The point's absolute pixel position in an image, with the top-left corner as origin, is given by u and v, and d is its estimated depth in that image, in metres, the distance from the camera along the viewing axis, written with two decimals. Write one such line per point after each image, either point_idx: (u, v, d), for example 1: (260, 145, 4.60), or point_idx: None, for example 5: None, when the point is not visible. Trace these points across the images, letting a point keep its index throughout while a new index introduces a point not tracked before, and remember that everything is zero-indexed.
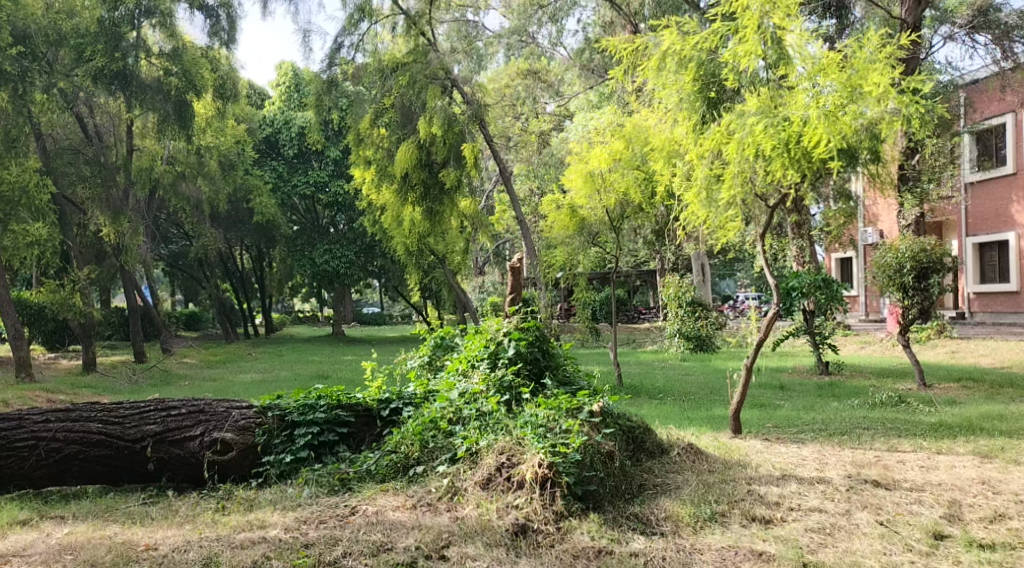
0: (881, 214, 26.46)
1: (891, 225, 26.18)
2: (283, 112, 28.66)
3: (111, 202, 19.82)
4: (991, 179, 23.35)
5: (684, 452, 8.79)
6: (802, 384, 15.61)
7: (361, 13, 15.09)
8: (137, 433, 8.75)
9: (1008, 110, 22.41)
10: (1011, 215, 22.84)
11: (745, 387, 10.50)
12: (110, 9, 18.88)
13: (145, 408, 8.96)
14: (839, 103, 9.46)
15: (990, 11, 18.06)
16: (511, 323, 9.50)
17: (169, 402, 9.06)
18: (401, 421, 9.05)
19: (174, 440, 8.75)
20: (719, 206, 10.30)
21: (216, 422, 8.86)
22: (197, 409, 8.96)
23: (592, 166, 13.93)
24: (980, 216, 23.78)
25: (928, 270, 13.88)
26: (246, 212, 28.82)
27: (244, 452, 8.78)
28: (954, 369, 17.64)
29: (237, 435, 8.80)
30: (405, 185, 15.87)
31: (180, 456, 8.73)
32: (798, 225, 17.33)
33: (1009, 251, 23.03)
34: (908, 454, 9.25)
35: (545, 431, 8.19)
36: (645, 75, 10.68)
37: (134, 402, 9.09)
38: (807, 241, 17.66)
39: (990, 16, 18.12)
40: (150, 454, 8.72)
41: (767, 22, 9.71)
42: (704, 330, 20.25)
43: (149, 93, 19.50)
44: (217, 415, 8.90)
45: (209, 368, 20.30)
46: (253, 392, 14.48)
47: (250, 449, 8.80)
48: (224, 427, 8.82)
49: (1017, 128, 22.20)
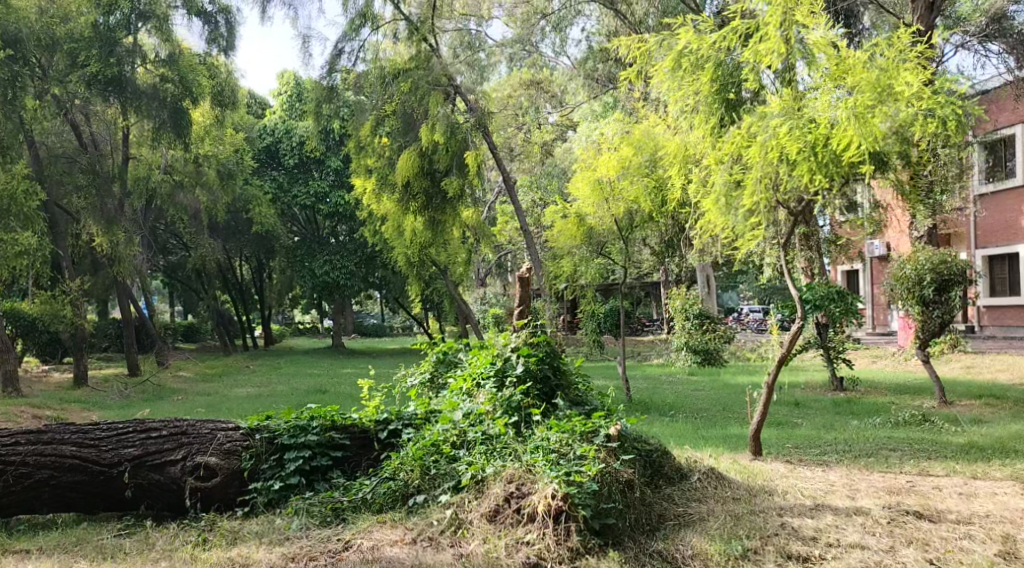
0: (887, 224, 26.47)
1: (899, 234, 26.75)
2: (284, 122, 28.14)
3: (105, 211, 19.09)
4: (1001, 191, 22.80)
5: (705, 478, 8.22)
6: (818, 401, 15.08)
7: (363, 18, 14.55)
8: (114, 457, 8.18)
9: (1019, 121, 21.84)
10: (1020, 228, 22.32)
11: (766, 405, 9.87)
12: (106, 13, 18.34)
13: (123, 430, 8.39)
14: (869, 103, 8.87)
15: (1004, 18, 17.54)
16: (519, 338, 8.92)
17: (150, 423, 8.50)
18: (400, 445, 8.46)
19: (154, 465, 8.19)
20: (738, 214, 9.71)
21: (199, 445, 8.30)
22: (180, 431, 8.40)
23: (600, 174, 13.35)
24: (989, 228, 23.23)
25: (948, 284, 13.25)
26: (245, 222, 28.35)
27: (229, 478, 8.21)
28: (972, 384, 17.10)
29: (222, 460, 8.23)
30: (407, 196, 15.43)
31: (159, 482, 8.17)
32: (807, 236, 16.84)
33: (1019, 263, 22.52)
34: (943, 480, 8.69)
35: (557, 457, 7.60)
36: (658, 77, 10.14)
37: (112, 423, 8.52)
38: (816, 254, 17.19)
39: (1004, 24, 17.60)
40: (127, 480, 8.15)
41: (790, 19, 9.23)
42: (712, 343, 19.61)
43: (145, 99, 18.94)
44: (201, 437, 8.34)
45: (206, 381, 19.71)
46: (247, 408, 13.92)
47: (235, 475, 8.24)
48: (208, 450, 8.26)
49: None
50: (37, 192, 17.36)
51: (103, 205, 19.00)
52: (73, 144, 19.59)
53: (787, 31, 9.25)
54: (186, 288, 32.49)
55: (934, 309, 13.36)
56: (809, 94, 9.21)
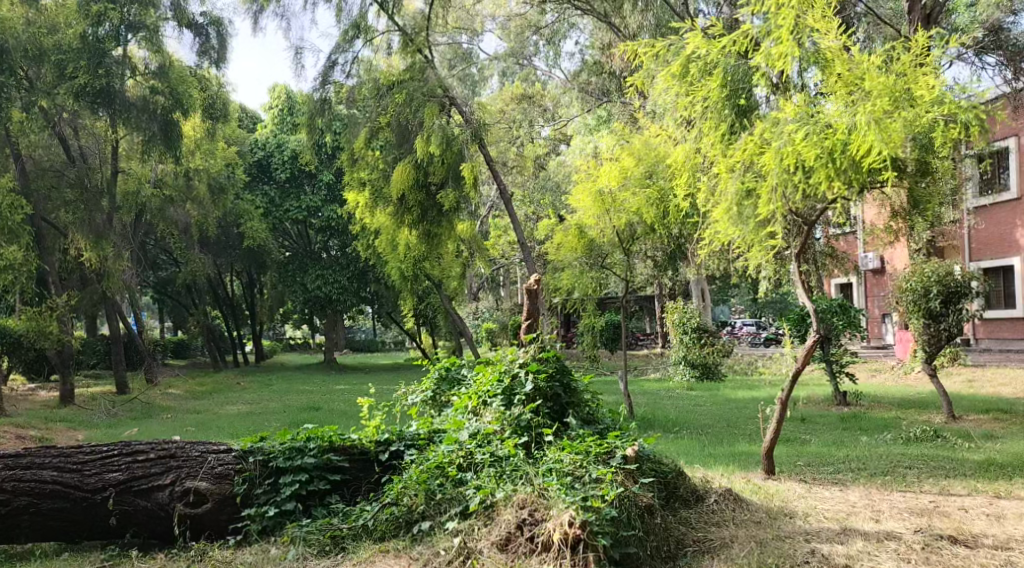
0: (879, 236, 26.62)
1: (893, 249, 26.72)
2: (276, 136, 27.90)
3: (94, 225, 18.61)
4: (993, 205, 22.61)
5: (722, 500, 7.90)
6: (824, 416, 14.70)
7: (356, 29, 14.24)
8: (98, 482, 7.78)
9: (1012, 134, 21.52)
10: (1018, 240, 22.02)
11: (780, 422, 9.50)
12: (94, 24, 17.78)
13: (108, 453, 8.00)
14: (888, 109, 8.53)
15: (1000, 30, 17.38)
16: (527, 353, 8.55)
17: (136, 445, 8.11)
18: (402, 467, 8.08)
19: (141, 491, 7.80)
20: (750, 224, 9.39)
21: (189, 469, 7.92)
22: (168, 454, 8.01)
23: (602, 183, 12.85)
24: (983, 240, 23.01)
25: (955, 296, 12.91)
26: (235, 236, 27.87)
27: (221, 504, 7.82)
28: (975, 398, 16.80)
29: (213, 485, 7.84)
30: (402, 208, 15.01)
31: (146, 509, 7.78)
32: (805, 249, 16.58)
33: (1015, 276, 22.31)
34: (967, 499, 8.37)
35: (572, 481, 7.24)
36: (665, 84, 9.88)
37: (96, 446, 8.13)
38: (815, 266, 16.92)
39: (1001, 36, 17.43)
40: (111, 507, 7.75)
41: (804, 23, 8.98)
42: (711, 357, 19.25)
43: (134, 112, 18.58)
44: (192, 461, 7.95)
45: (195, 399, 19.25)
46: (237, 426, 13.48)
47: (228, 501, 7.84)
48: (198, 474, 7.88)
49: (1020, 152, 21.35)
50: (23, 206, 16.93)
51: (91, 219, 18.53)
52: (61, 158, 19.09)
53: (799, 34, 8.97)
54: (175, 304, 31.98)
55: (941, 321, 12.99)
56: (823, 99, 8.93)
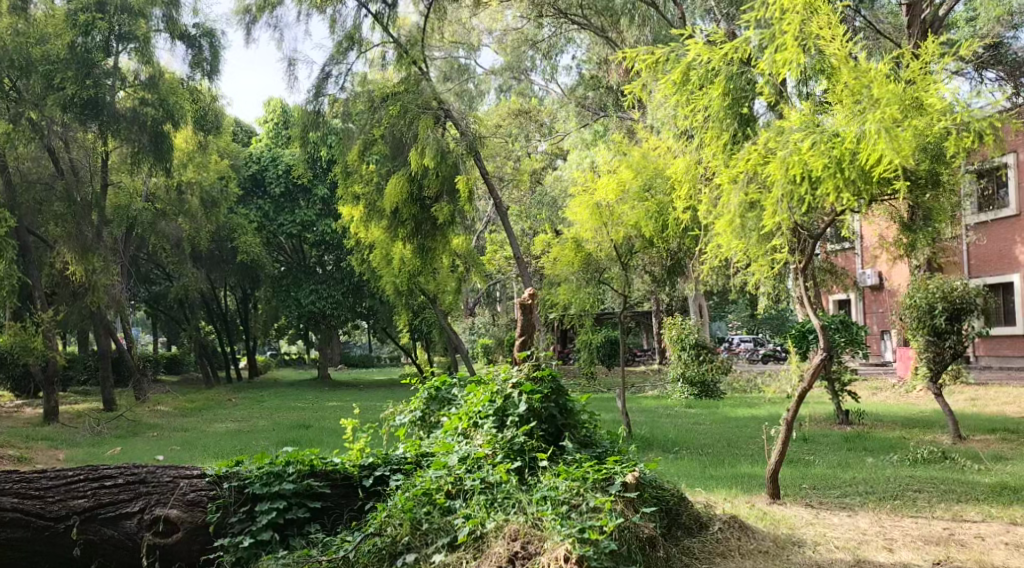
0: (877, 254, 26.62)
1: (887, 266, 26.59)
2: (270, 150, 27.61)
3: (83, 240, 18.16)
4: (991, 221, 22.32)
5: (727, 527, 7.56)
6: (827, 435, 14.35)
7: (350, 41, 13.91)
8: (61, 510, 7.40)
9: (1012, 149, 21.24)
10: (1017, 257, 21.75)
11: (785, 445, 9.12)
12: (82, 34, 17.37)
13: (72, 478, 7.60)
14: (898, 117, 8.18)
15: (1000, 45, 17.26)
16: (521, 372, 8.20)
17: (103, 470, 7.71)
18: (387, 494, 7.70)
19: (107, 519, 7.42)
20: (754, 237, 9.02)
21: (159, 496, 7.54)
22: (137, 480, 7.63)
23: (598, 197, 12.50)
24: (982, 257, 22.71)
25: (960, 313, 12.53)
26: (229, 251, 27.14)
27: (192, 533, 7.43)
28: (979, 416, 16.51)
29: (185, 512, 7.46)
30: (395, 222, 14.64)
31: (112, 538, 7.40)
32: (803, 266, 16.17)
33: (1014, 293, 22.03)
34: (982, 528, 8.15)
35: (567, 510, 6.93)
36: (665, 93, 9.55)
37: (60, 470, 7.72)
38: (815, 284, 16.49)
39: (1001, 51, 17.36)
40: (75, 537, 7.37)
41: (809, 28, 8.64)
42: (710, 374, 18.88)
43: (124, 124, 18.16)
44: (162, 487, 7.57)
45: (183, 416, 18.80)
46: (224, 445, 13.07)
47: (200, 529, 7.45)
48: (169, 502, 7.50)
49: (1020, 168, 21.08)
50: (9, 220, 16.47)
51: (80, 233, 18.08)
52: (50, 170, 18.48)
53: (805, 40, 8.64)
54: (166, 318, 31.53)
55: (946, 339, 12.60)
56: (830, 107, 8.59)
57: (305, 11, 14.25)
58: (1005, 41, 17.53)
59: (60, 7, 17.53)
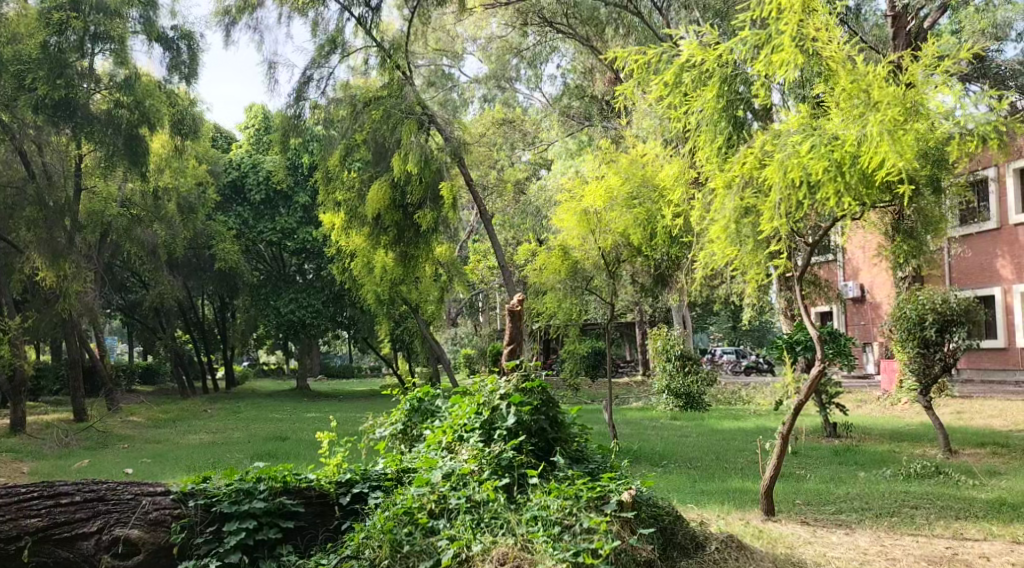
0: (861, 266, 26.49)
1: (870, 278, 26.39)
2: (250, 156, 27.16)
3: (53, 244, 17.55)
4: (973, 234, 22.17)
5: (724, 547, 7.21)
6: (815, 448, 14.03)
7: (332, 44, 13.54)
8: (12, 530, 6.94)
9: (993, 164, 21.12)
10: (998, 270, 21.62)
11: (780, 459, 8.79)
12: (55, 33, 16.79)
13: (25, 496, 7.14)
14: (900, 120, 7.90)
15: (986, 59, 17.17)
16: (509, 383, 7.82)
17: (60, 486, 7.25)
18: (366, 512, 7.36)
19: (62, 540, 6.99)
20: (750, 244, 8.74)
21: (119, 515, 7.11)
22: (96, 497, 7.19)
23: (586, 203, 12.08)
24: (963, 269, 22.55)
25: (951, 324, 12.16)
26: (207, 259, 26.69)
27: (154, 555, 7.03)
28: (966, 428, 16.30)
29: (147, 533, 7.05)
30: (378, 229, 14.23)
31: (67, 561, 6.98)
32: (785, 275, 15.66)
33: (996, 306, 21.89)
34: (984, 546, 7.90)
35: (560, 531, 6.66)
36: (656, 95, 9.21)
37: (13, 486, 7.25)
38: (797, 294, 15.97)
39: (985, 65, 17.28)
40: (26, 559, 6.93)
41: (807, 27, 8.30)
42: (694, 386, 18.54)
43: (98, 125, 17.65)
44: (123, 505, 7.14)
45: (155, 427, 18.25)
46: (197, 457, 12.61)
47: (162, 551, 7.05)
48: (129, 521, 7.09)
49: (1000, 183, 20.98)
50: None
51: (51, 238, 17.43)
52: (20, 174, 17.94)
53: (802, 40, 8.32)
54: (141, 327, 30.95)
55: (936, 351, 12.28)
56: (828, 110, 8.27)
57: (287, 13, 13.90)
58: (988, 54, 17.59)
59: (32, 6, 17.03)
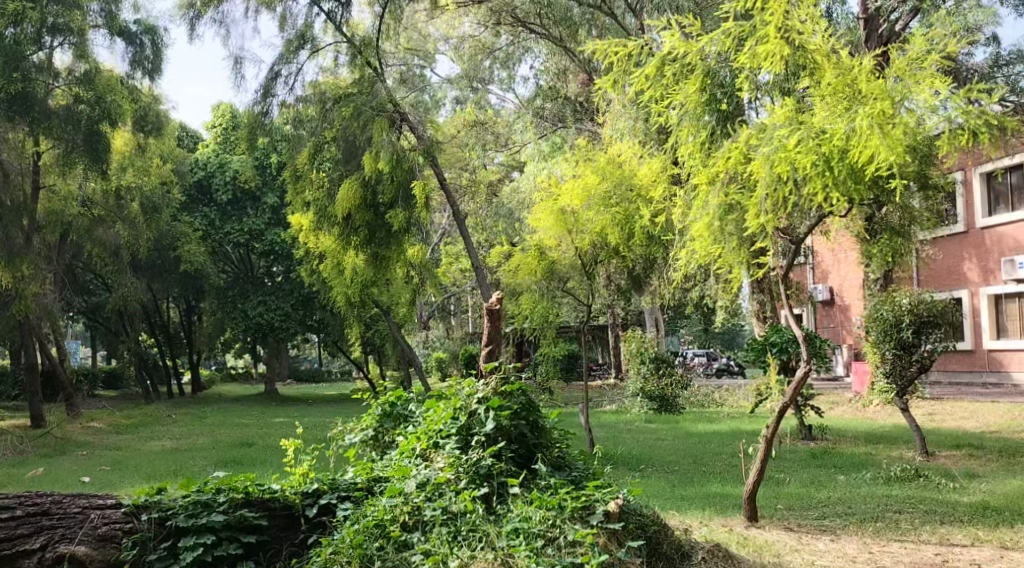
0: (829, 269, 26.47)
1: (838, 281, 26.38)
2: (217, 156, 26.61)
3: (9, 244, 16.90)
4: (941, 237, 22.12)
5: (710, 557, 6.95)
6: (793, 452, 13.79)
7: (301, 39, 13.16)
8: None
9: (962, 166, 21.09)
10: (966, 273, 21.59)
11: (763, 463, 8.52)
12: (10, 25, 16.22)
13: None
14: (889, 114, 7.68)
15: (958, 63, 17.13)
16: (488, 386, 7.50)
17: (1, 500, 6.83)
18: (334, 525, 7.00)
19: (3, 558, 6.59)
20: (733, 241, 8.43)
21: (65, 530, 6.71)
22: (41, 511, 6.79)
23: (563, 202, 11.74)
24: (931, 272, 22.50)
25: (927, 326, 11.93)
26: (171, 260, 26.10)
27: None
28: (940, 431, 16.16)
29: (95, 549, 6.66)
30: (348, 229, 13.76)
31: None
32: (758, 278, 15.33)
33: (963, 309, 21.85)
34: (973, 552, 7.68)
35: (542, 545, 6.37)
36: (637, 88, 8.93)
37: None
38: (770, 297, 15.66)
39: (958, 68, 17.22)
40: None
41: (792, 19, 8.07)
42: (669, 389, 18.27)
43: (58, 121, 17.13)
44: (69, 520, 6.74)
45: (117, 433, 17.69)
46: (158, 464, 12.15)
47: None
48: (76, 537, 6.69)
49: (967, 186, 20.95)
50: None
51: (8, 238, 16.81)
52: None
53: (787, 33, 8.08)
54: (104, 330, 30.26)
55: (914, 353, 12.03)
56: (813, 104, 8.03)
57: (254, 8, 13.47)
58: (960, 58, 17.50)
59: None
